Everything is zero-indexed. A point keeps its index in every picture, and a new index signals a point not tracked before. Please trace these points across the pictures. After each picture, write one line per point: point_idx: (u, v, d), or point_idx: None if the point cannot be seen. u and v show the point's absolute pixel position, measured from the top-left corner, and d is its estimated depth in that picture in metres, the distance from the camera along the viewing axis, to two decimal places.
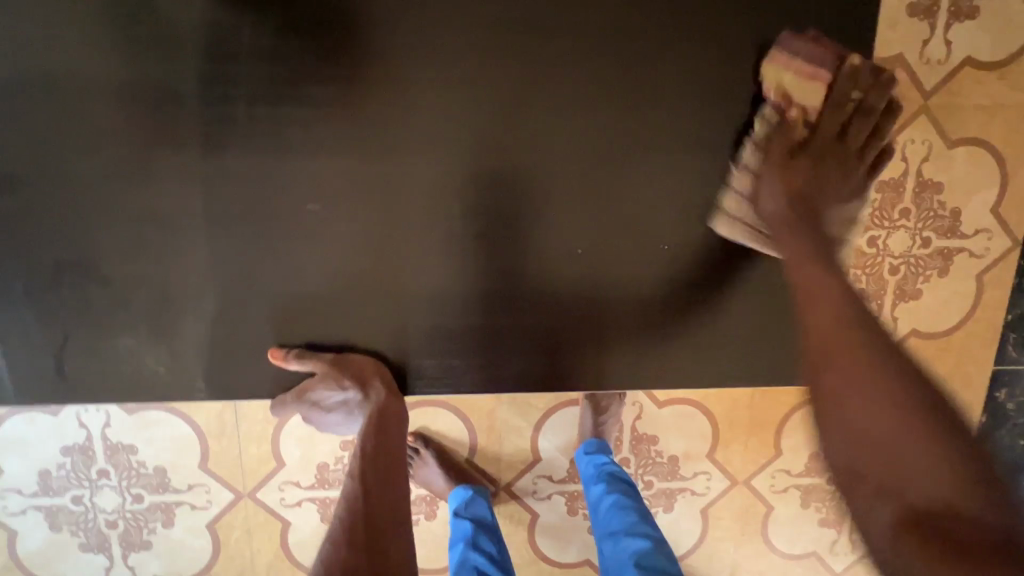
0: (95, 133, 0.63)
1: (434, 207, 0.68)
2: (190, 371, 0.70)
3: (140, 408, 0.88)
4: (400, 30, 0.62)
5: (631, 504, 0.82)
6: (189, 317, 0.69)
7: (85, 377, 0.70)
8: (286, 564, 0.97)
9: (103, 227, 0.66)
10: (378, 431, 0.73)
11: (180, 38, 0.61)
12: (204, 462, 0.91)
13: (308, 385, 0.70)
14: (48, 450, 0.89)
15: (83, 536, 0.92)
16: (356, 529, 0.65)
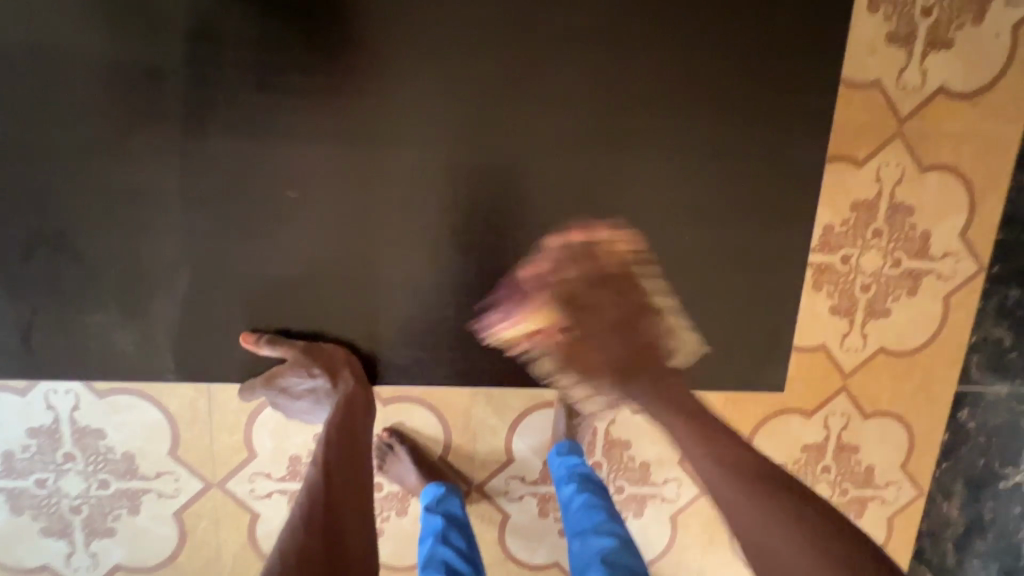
0: (78, 110, 0.63)
1: (416, 201, 0.68)
2: (164, 353, 0.70)
3: (109, 392, 0.87)
4: (391, 28, 0.64)
5: (601, 503, 0.83)
6: (164, 299, 0.69)
7: (54, 353, 0.69)
8: (254, 557, 0.96)
9: (83, 203, 0.65)
10: (344, 419, 0.74)
11: (169, 20, 0.61)
12: (174, 449, 0.90)
13: (277, 370, 0.72)
14: (13, 431, 0.87)
15: (45, 520, 0.91)
16: (316, 516, 0.65)
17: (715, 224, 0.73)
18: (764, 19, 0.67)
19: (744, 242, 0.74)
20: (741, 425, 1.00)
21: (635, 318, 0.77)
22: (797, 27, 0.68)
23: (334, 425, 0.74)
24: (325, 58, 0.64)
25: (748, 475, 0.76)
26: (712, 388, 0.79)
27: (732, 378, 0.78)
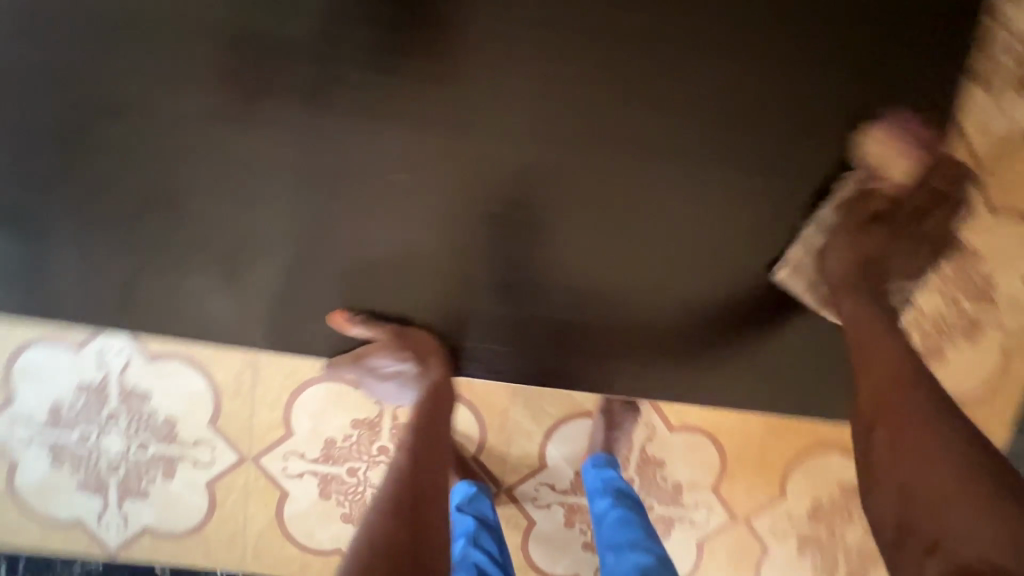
0: (184, 82, 0.66)
1: (502, 197, 0.71)
2: (253, 320, 0.73)
3: (160, 356, 0.89)
4: (486, 31, 0.66)
5: (636, 519, 0.81)
6: (260, 266, 0.71)
7: (151, 311, 0.72)
8: (279, 535, 0.96)
9: (172, 170, 0.68)
10: (432, 410, 0.71)
11: (281, 5, 0.64)
12: (214, 420, 0.91)
13: (365, 350, 0.73)
14: (64, 384, 0.89)
15: (83, 475, 0.92)
16: (403, 503, 0.59)
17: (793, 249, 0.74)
18: (846, 42, 0.69)
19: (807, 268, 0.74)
20: (777, 455, 0.99)
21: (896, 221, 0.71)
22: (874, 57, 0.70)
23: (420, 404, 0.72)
24: (417, 51, 0.66)
25: (915, 397, 0.58)
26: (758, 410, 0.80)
27: (777, 399, 0.80)
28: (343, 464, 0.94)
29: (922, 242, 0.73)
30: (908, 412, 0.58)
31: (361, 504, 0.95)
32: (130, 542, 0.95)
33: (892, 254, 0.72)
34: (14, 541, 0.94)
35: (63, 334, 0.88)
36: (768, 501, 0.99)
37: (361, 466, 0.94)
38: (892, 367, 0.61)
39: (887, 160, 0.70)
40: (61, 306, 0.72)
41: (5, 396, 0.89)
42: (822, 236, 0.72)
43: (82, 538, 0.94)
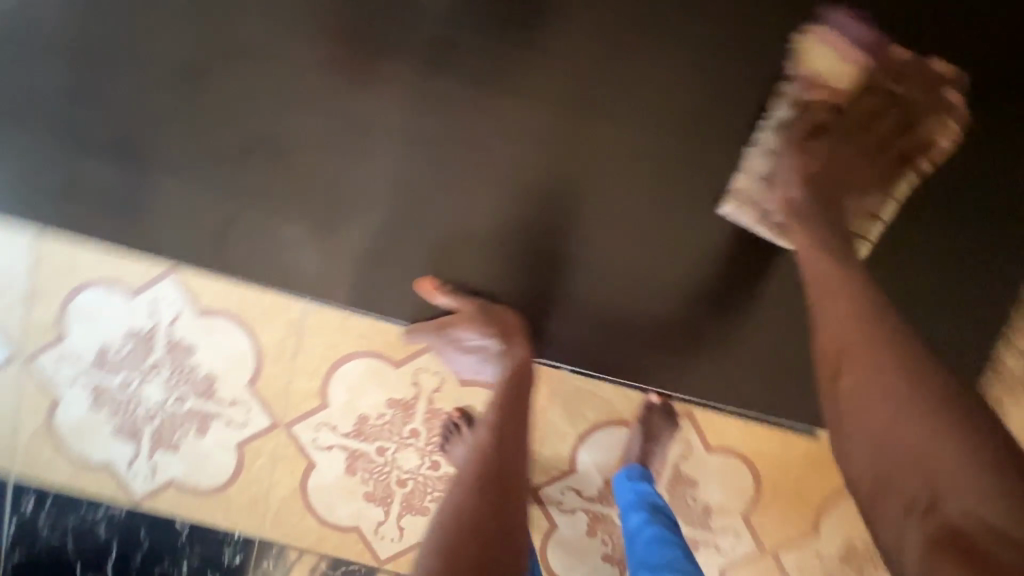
0: (328, 82, 0.82)
1: (565, 193, 0.85)
2: (341, 273, 0.87)
3: (210, 312, 0.89)
4: (574, 68, 0.83)
5: (675, 540, 0.78)
6: (355, 224, 0.85)
7: (246, 253, 0.86)
8: (300, 505, 0.96)
9: (283, 143, 0.84)
10: (515, 385, 0.79)
11: (419, 32, 0.82)
12: (254, 381, 0.91)
13: (453, 321, 0.84)
14: (115, 327, 0.90)
15: (119, 421, 0.93)
16: (487, 479, 0.70)
17: None
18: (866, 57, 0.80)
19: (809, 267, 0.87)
20: (814, 489, 0.95)
21: (885, 157, 0.79)
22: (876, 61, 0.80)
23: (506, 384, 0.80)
24: (514, 76, 0.82)
25: (872, 342, 0.59)
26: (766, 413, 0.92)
27: (782, 404, 0.92)
28: (373, 442, 0.94)
29: (889, 162, 0.80)
30: (855, 370, 0.59)
31: (386, 484, 0.95)
32: (155, 494, 0.95)
33: (848, 184, 0.78)
34: (42, 479, 0.94)
35: (121, 278, 0.89)
36: (798, 536, 0.96)
37: (390, 446, 0.94)
38: (845, 301, 0.64)
39: (827, 66, 0.80)
40: (175, 245, 0.86)
41: (56, 334, 0.90)
42: (763, 163, 0.81)
43: (110, 483, 0.95)
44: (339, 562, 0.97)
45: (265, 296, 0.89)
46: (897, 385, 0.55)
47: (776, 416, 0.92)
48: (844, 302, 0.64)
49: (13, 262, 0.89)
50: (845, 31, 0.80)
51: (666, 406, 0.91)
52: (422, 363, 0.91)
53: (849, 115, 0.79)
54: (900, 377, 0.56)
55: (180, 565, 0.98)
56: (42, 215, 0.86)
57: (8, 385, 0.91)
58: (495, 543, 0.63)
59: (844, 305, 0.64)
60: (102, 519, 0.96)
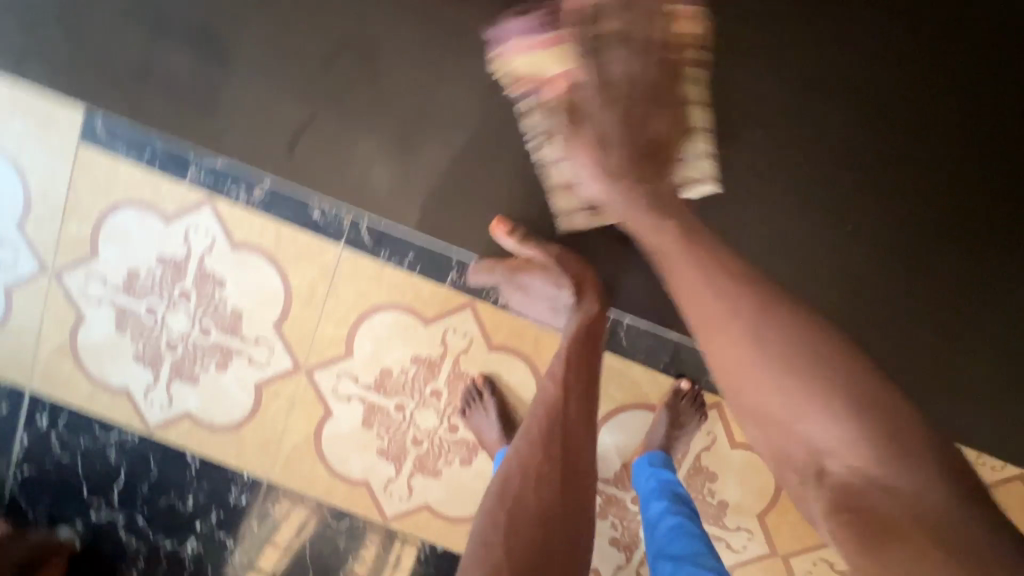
0: (394, 24, 0.80)
1: None
2: (409, 199, 0.84)
3: (243, 247, 0.88)
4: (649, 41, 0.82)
5: (697, 533, 0.76)
6: (431, 147, 0.82)
7: (314, 161, 0.83)
8: (311, 453, 0.95)
9: (364, 59, 0.81)
10: (582, 347, 0.76)
11: None
12: (280, 322, 0.90)
13: (524, 267, 0.80)
14: (147, 252, 0.89)
15: (141, 346, 0.92)
16: (552, 442, 0.68)
17: (882, 252, 0.84)
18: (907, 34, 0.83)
19: (864, 242, 0.85)
20: None
21: (870, 145, 0.83)
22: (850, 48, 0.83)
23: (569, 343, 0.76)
24: None
25: (735, 317, 0.55)
26: None
27: None
28: (392, 397, 0.92)
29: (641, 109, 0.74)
30: (735, 355, 0.54)
31: (401, 442, 0.94)
32: (169, 423, 0.95)
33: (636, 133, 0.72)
34: (61, 395, 0.95)
35: (158, 202, 0.87)
36: (812, 544, 0.94)
37: (409, 404, 0.92)
38: (689, 258, 0.60)
39: (538, 68, 0.78)
40: (223, 163, 0.84)
41: (87, 251, 0.89)
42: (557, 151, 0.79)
43: (126, 407, 0.95)
44: (344, 514, 0.97)
45: (301, 235, 0.87)
46: (764, 348, 0.53)
47: None
48: (723, 283, 0.58)
49: (50, 172, 0.87)
50: (536, 34, 0.78)
51: (695, 395, 0.89)
52: (452, 323, 0.89)
53: (568, 91, 0.75)
54: (765, 354, 0.53)
55: (186, 499, 0.98)
56: (87, 128, 0.85)
57: (36, 298, 0.91)
58: (559, 509, 0.64)
59: (712, 293, 0.57)
60: (114, 443, 0.96)
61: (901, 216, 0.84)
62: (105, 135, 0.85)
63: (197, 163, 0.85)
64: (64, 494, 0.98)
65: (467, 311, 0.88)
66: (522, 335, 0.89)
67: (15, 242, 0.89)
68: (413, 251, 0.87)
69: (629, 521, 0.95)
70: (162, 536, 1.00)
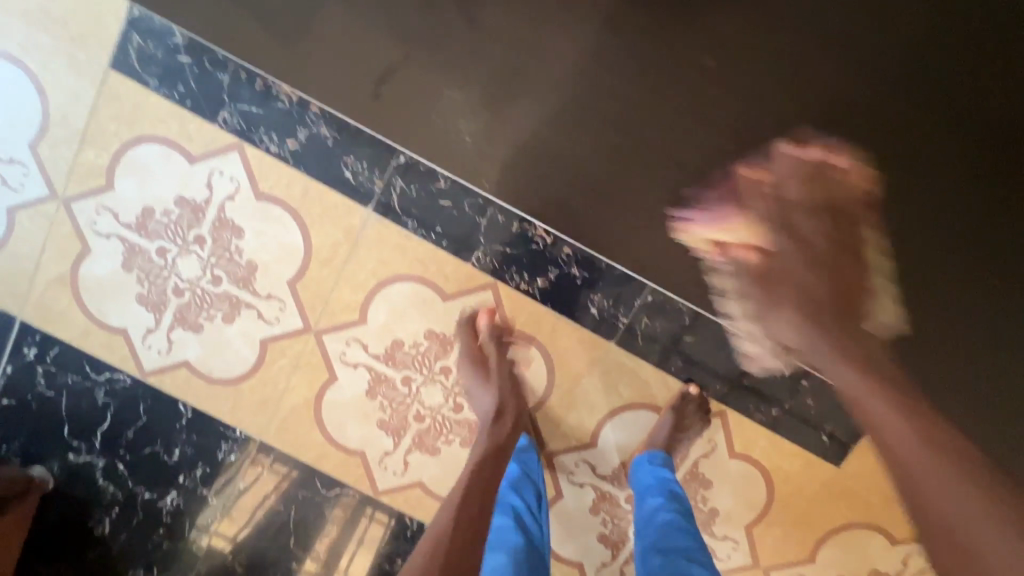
0: None
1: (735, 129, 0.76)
2: (482, 159, 0.80)
3: (268, 199, 0.85)
4: (725, 17, 0.74)
5: (691, 529, 0.76)
6: (519, 101, 0.77)
7: (399, 100, 0.78)
8: (309, 417, 0.93)
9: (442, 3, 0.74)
10: (493, 450, 0.77)
11: None
12: (295, 280, 0.88)
13: (480, 359, 0.85)
14: (165, 191, 0.86)
15: (146, 289, 0.89)
16: (437, 543, 0.61)
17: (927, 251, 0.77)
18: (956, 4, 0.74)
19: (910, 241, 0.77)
20: (825, 518, 0.93)
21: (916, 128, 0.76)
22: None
23: (484, 451, 0.77)
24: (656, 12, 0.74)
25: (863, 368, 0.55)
26: (800, 431, 0.91)
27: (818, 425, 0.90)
28: (400, 369, 0.91)
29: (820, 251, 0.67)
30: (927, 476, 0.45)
31: (403, 415, 0.92)
32: (165, 370, 0.92)
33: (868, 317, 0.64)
34: (53, 327, 0.91)
35: (185, 140, 0.84)
36: (795, 562, 0.94)
37: (416, 379, 0.91)
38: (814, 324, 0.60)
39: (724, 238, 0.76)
40: (258, 112, 0.83)
41: (102, 182, 0.86)
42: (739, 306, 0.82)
43: (122, 348, 0.91)
44: (334, 482, 0.95)
45: (329, 194, 0.85)
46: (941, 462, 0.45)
47: (808, 436, 0.91)
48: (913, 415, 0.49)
49: (73, 94, 0.83)
50: (731, 221, 0.76)
51: (701, 400, 0.89)
52: (472, 301, 0.88)
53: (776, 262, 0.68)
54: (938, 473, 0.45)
55: (172, 450, 0.95)
56: (119, 55, 0.82)
57: (41, 223, 0.87)
58: None
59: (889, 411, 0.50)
60: (103, 384, 0.93)
61: (936, 209, 0.77)
62: (137, 64, 0.82)
63: (230, 107, 0.83)
64: (43, 431, 0.94)
65: (487, 291, 0.88)
66: (540, 322, 0.89)
67: (27, 162, 0.85)
68: (442, 225, 0.85)
69: (620, 518, 0.95)
70: (141, 486, 0.96)
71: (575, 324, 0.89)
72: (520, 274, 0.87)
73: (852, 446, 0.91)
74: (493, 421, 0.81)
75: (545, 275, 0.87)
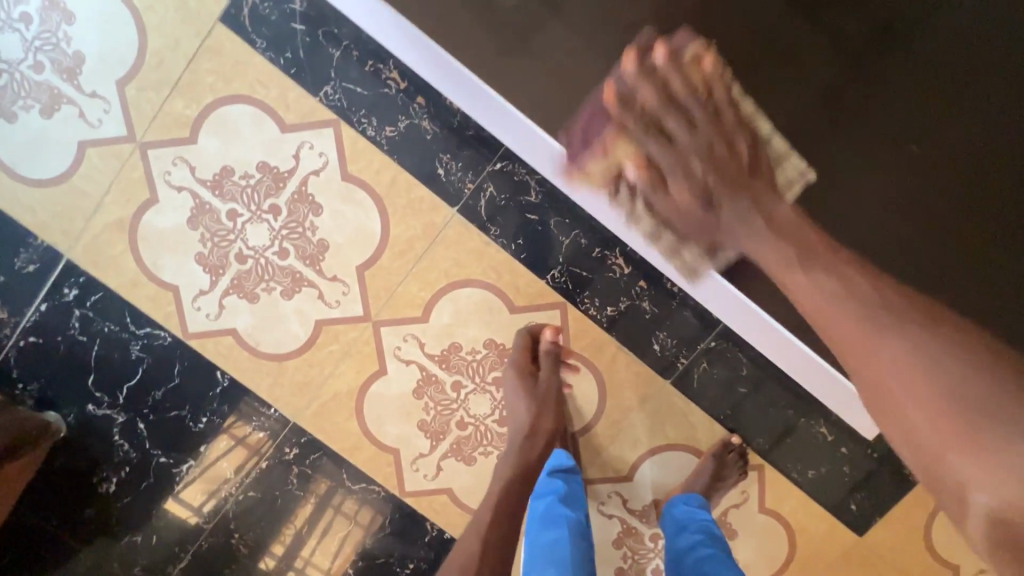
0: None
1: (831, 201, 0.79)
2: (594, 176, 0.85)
3: (354, 181, 0.84)
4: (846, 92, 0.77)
5: (732, 562, 0.74)
6: None
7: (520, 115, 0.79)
8: (350, 406, 0.91)
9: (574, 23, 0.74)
10: (526, 449, 0.81)
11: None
12: (365, 266, 0.86)
13: (525, 364, 0.85)
14: (249, 154, 0.83)
15: (208, 249, 0.86)
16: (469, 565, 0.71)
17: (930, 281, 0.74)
18: None
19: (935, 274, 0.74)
20: None
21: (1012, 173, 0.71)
22: (926, 74, 0.72)
23: (512, 469, 0.81)
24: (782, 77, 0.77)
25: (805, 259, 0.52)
26: (831, 496, 0.92)
27: (849, 492, 0.92)
28: (452, 373, 0.89)
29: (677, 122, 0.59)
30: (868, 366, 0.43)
31: (446, 420, 0.90)
32: (210, 335, 0.89)
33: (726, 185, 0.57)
34: (101, 271, 0.87)
35: (281, 107, 0.82)
36: None
37: (466, 385, 0.89)
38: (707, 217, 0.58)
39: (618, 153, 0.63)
40: (362, 92, 0.81)
41: (185, 134, 0.83)
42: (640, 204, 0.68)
43: (169, 306, 0.88)
44: (361, 477, 0.92)
45: (418, 187, 0.84)
46: (871, 314, 0.45)
47: (838, 502, 0.92)
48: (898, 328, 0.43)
49: (174, 41, 0.81)
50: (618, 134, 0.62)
51: (742, 450, 0.90)
52: (538, 318, 0.88)
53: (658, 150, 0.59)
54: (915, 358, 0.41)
55: (198, 418, 0.91)
56: (230, 11, 0.80)
57: (112, 164, 0.84)
58: None
59: (823, 293, 0.48)
60: (140, 338, 0.89)
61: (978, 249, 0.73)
62: (247, 22, 0.80)
63: (336, 83, 0.81)
64: (67, 377, 0.90)
65: (555, 310, 0.87)
66: (601, 350, 0.88)
67: (110, 100, 0.82)
68: (523, 238, 0.85)
69: (641, 556, 0.94)
70: (158, 449, 0.92)
71: (635, 357, 0.89)
72: (591, 299, 0.87)
73: (877, 520, 0.93)
74: (525, 438, 0.81)
75: (616, 304, 0.87)
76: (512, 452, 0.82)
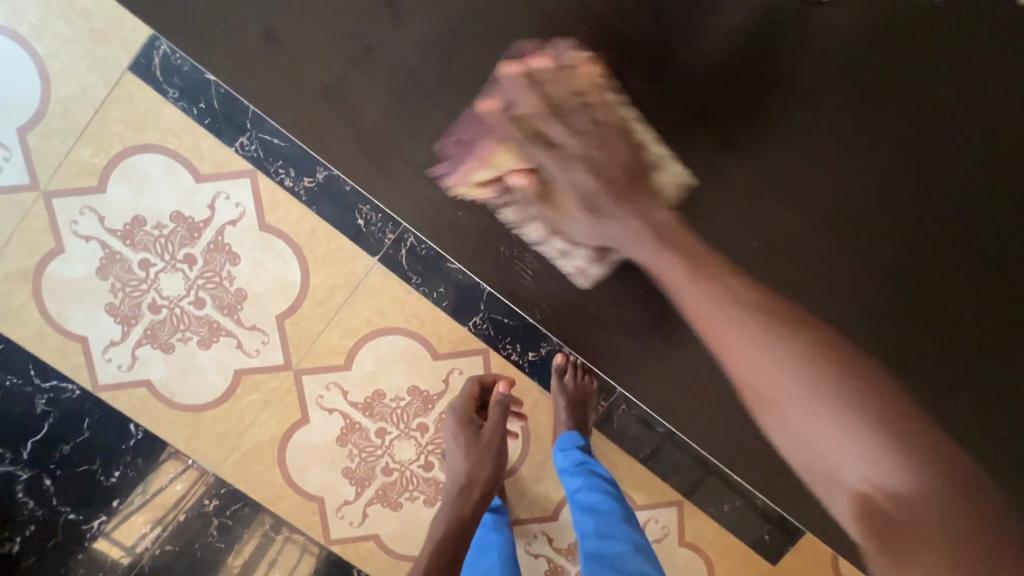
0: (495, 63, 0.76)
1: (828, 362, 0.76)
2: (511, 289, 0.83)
3: (273, 231, 0.83)
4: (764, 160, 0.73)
5: (613, 505, 0.76)
6: None
7: None
8: (272, 456, 0.89)
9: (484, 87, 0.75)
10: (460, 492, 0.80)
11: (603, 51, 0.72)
12: (286, 315, 0.86)
13: (464, 410, 0.85)
14: (163, 203, 0.82)
15: (118, 298, 0.84)
16: None
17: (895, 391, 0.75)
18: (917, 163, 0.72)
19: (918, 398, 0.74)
20: None
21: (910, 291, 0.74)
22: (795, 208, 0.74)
23: (449, 521, 0.78)
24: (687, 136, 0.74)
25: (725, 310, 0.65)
26: (745, 527, 0.96)
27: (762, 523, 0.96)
28: (376, 421, 0.89)
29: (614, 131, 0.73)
30: (781, 420, 0.61)
31: (370, 467, 0.90)
32: (122, 386, 0.86)
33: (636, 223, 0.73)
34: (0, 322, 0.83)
35: (195, 157, 0.81)
36: None
37: (391, 432, 0.90)
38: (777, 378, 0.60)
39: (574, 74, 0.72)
40: (279, 144, 0.81)
41: (95, 183, 0.81)
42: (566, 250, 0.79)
43: (76, 357, 0.85)
44: (284, 525, 0.91)
45: (338, 238, 0.84)
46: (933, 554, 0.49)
47: (751, 532, 0.96)
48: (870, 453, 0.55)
49: (80, 90, 0.79)
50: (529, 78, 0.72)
51: (650, 478, 0.94)
52: (461, 364, 0.89)
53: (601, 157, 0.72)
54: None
55: (111, 472, 0.88)
56: (140, 60, 0.79)
57: (12, 212, 0.81)
58: None
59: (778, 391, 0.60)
60: (46, 392, 0.85)
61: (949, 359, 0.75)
62: (158, 73, 0.79)
63: (252, 133, 0.81)
64: None
65: (478, 356, 0.89)
66: (524, 394, 0.90)
67: (10, 148, 0.79)
68: (444, 287, 0.86)
69: None
70: (67, 505, 0.88)
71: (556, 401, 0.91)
72: (512, 345, 0.89)
73: (789, 548, 0.97)
74: (461, 487, 0.80)
75: (537, 350, 0.89)
76: (447, 507, 0.80)
